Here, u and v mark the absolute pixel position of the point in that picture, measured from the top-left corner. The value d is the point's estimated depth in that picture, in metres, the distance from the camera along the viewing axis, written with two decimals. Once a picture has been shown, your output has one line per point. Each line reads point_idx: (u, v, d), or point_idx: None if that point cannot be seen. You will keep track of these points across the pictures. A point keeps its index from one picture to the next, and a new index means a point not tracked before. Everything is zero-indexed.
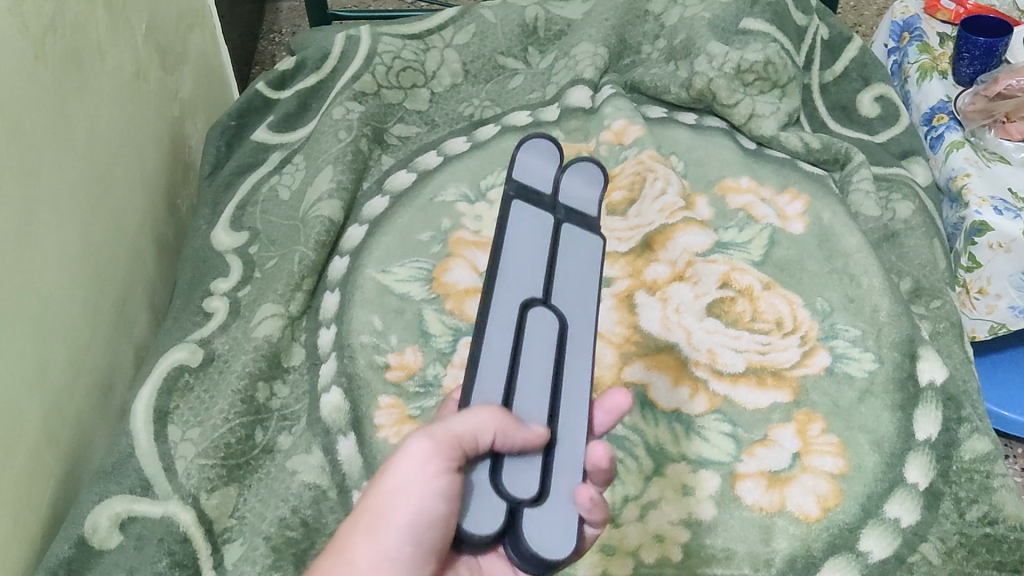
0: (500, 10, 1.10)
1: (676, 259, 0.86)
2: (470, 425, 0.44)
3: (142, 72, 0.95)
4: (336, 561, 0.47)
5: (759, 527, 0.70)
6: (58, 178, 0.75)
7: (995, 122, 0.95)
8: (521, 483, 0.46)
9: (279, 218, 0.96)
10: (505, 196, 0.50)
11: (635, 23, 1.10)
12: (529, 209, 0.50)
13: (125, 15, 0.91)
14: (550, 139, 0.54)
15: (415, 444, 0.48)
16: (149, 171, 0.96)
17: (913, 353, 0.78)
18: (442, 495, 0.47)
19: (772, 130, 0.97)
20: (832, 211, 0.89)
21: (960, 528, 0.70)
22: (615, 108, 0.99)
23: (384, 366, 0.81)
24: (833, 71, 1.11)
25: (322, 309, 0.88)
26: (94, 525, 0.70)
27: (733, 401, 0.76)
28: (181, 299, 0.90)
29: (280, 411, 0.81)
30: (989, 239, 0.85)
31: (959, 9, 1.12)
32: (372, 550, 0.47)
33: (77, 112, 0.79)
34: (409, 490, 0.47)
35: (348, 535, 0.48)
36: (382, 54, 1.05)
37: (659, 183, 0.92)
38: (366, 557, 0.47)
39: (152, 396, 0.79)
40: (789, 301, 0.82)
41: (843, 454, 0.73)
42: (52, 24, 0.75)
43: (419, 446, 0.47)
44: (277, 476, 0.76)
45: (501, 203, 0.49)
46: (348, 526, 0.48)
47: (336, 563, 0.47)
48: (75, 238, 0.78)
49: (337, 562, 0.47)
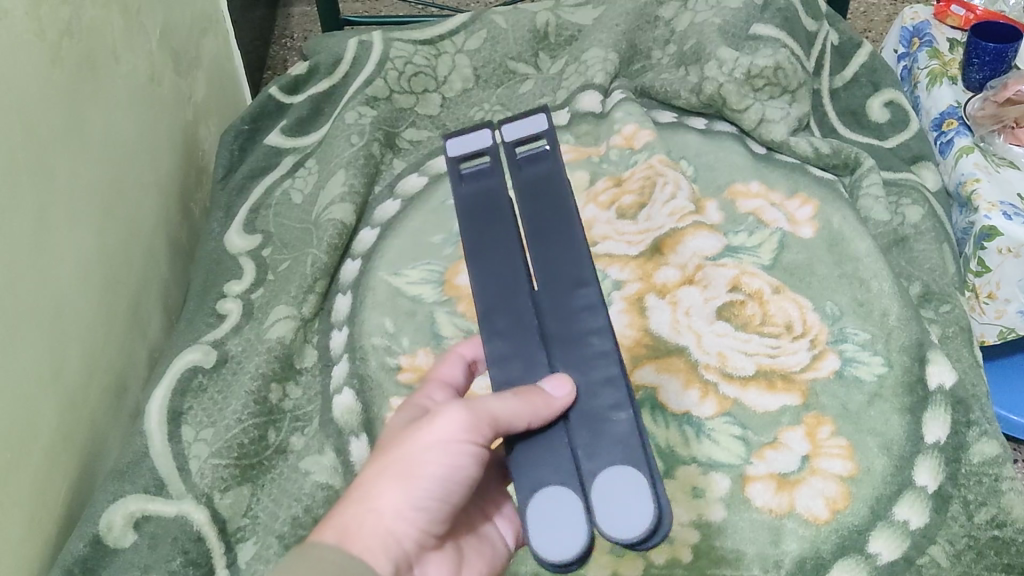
0: (512, 15, 1.11)
1: (687, 262, 0.86)
2: (510, 411, 0.50)
3: (156, 76, 0.96)
4: (361, 509, 0.49)
5: (768, 528, 0.70)
6: (73, 181, 0.76)
7: (1005, 127, 0.95)
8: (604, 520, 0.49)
9: (292, 221, 0.97)
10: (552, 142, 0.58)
11: (645, 28, 1.10)
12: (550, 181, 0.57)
13: (140, 19, 0.92)
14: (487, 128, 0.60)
15: (449, 410, 0.52)
16: (163, 174, 0.97)
17: (922, 357, 0.78)
18: (467, 457, 0.52)
19: (782, 135, 0.97)
20: (842, 215, 0.89)
21: (969, 530, 0.70)
22: (625, 113, 0.99)
23: (396, 367, 0.82)
24: (843, 76, 1.10)
25: (335, 311, 0.89)
26: (109, 524, 0.71)
27: (743, 404, 0.76)
28: (196, 301, 0.91)
29: (293, 411, 0.82)
30: (999, 244, 0.86)
31: (969, 15, 1.12)
32: (400, 500, 0.50)
33: (93, 115, 0.81)
34: (440, 449, 0.51)
35: (377, 484, 0.50)
36: (394, 60, 1.07)
37: (669, 187, 0.92)
38: (394, 507, 0.50)
39: (166, 397, 0.80)
40: (799, 305, 0.83)
41: (852, 458, 0.73)
42: (69, 29, 0.77)
43: (453, 412, 0.51)
44: (291, 476, 0.77)
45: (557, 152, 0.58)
46: (374, 476, 0.51)
47: (363, 512, 0.49)
48: (90, 239, 0.79)
49: (364, 510, 0.49)
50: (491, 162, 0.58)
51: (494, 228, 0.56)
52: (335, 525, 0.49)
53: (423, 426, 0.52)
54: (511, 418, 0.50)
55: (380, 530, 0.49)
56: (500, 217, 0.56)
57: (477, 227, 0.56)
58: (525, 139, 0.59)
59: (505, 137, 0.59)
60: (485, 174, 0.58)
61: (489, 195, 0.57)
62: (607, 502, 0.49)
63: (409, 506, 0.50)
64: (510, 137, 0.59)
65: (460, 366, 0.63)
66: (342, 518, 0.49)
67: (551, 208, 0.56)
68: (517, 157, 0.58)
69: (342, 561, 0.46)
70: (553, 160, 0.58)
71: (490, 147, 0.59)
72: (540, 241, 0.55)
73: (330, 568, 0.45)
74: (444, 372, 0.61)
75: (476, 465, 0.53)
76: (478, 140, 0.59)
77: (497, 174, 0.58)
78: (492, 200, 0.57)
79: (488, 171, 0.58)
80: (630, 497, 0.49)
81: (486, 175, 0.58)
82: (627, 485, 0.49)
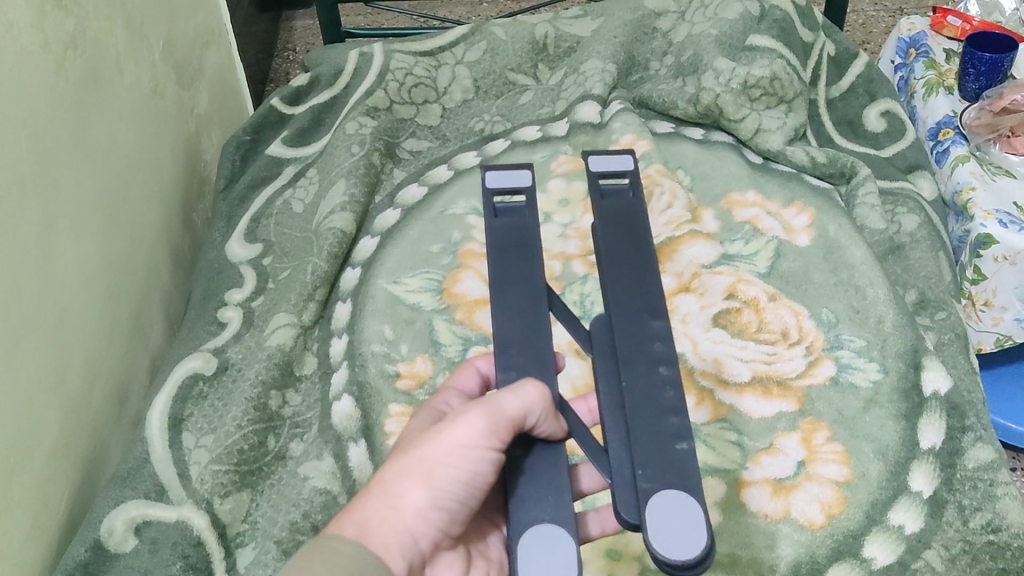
0: (511, 26, 1.11)
1: (683, 270, 0.87)
2: (523, 405, 0.51)
3: (159, 87, 0.97)
4: (382, 505, 0.50)
5: (764, 533, 0.71)
6: (76, 191, 0.77)
7: (1000, 136, 0.97)
8: (677, 546, 0.47)
9: (292, 230, 0.98)
10: (634, 185, 0.62)
11: (644, 39, 1.11)
12: (629, 228, 0.59)
13: (143, 32, 0.93)
14: (529, 171, 0.62)
15: (471, 412, 0.51)
16: (165, 184, 0.98)
17: (918, 363, 0.78)
18: (489, 463, 0.52)
19: (778, 144, 0.98)
20: (838, 224, 0.90)
21: (965, 535, 0.70)
22: (623, 124, 1.01)
23: (395, 375, 0.83)
24: (839, 87, 1.11)
25: (334, 319, 0.89)
26: (109, 529, 0.72)
27: (738, 409, 0.77)
28: (196, 309, 0.92)
29: (292, 418, 0.82)
30: (995, 251, 0.86)
31: (965, 26, 1.14)
32: (420, 499, 0.50)
33: (98, 126, 0.82)
34: (461, 454, 0.51)
35: (397, 482, 0.51)
36: (395, 71, 1.08)
37: (666, 196, 0.93)
38: (415, 504, 0.50)
39: (168, 404, 0.80)
40: (795, 312, 0.83)
41: (847, 463, 0.74)
42: (73, 40, 0.78)
43: (474, 417, 0.51)
44: (290, 482, 0.77)
45: (639, 196, 0.61)
46: (396, 475, 0.51)
47: (382, 507, 0.50)
48: (94, 248, 0.80)
49: (386, 506, 0.50)
50: (529, 199, 0.61)
51: (529, 265, 0.57)
52: (354, 520, 0.49)
53: (445, 427, 0.52)
54: (527, 413, 0.51)
55: (397, 526, 0.49)
56: (531, 263, 0.57)
57: (510, 261, 0.58)
58: (608, 174, 0.62)
59: (589, 168, 0.62)
60: (527, 219, 0.60)
61: (528, 230, 0.59)
62: (655, 520, 0.48)
63: (430, 505, 0.51)
64: (595, 168, 0.62)
65: (476, 377, 0.64)
66: (362, 513, 0.49)
67: (625, 237, 0.58)
68: (599, 188, 0.61)
69: (358, 555, 0.47)
70: (632, 196, 0.61)
71: (527, 189, 0.61)
72: (605, 265, 0.57)
73: (344, 562, 0.46)
74: (460, 381, 0.63)
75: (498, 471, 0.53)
76: (517, 179, 0.61)
77: (534, 211, 0.60)
78: (524, 242, 0.59)
79: (524, 218, 0.60)
80: (679, 525, 0.47)
81: (520, 211, 0.60)
82: (680, 517, 0.48)
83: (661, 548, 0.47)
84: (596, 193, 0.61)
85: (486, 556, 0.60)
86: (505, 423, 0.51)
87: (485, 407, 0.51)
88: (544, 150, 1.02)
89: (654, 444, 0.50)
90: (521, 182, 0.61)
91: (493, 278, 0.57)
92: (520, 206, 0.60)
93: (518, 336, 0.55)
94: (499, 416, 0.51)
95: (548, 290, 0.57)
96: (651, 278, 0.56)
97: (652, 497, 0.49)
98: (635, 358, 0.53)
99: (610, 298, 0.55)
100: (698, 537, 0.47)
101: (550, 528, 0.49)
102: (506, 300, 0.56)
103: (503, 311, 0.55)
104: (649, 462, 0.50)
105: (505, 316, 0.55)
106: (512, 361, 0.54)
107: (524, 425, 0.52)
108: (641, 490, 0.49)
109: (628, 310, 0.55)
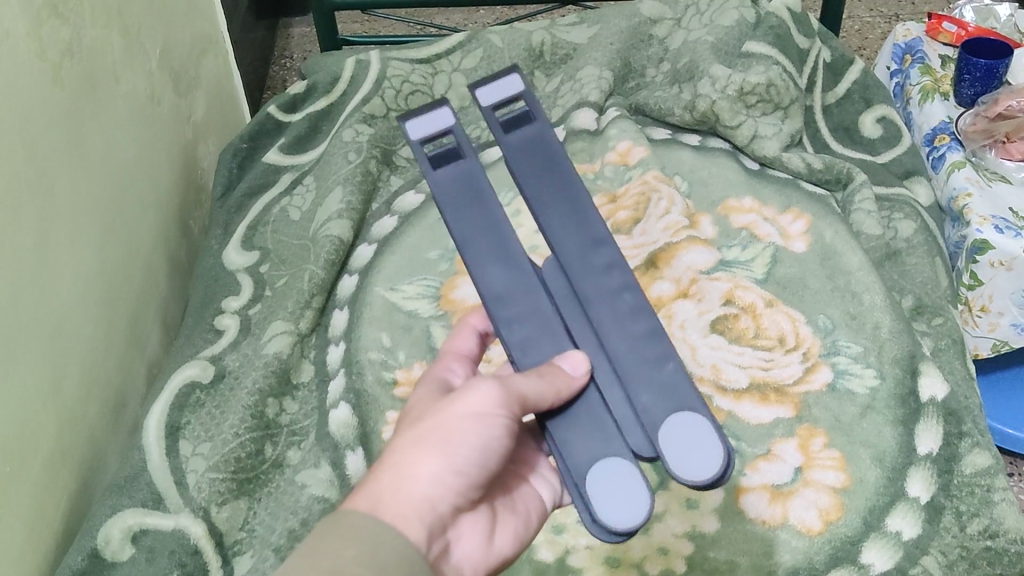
0: (508, 34, 1.12)
1: (681, 276, 0.87)
2: (533, 387, 0.52)
3: (156, 95, 0.97)
4: (398, 476, 0.48)
5: (762, 540, 0.71)
6: (72, 199, 0.77)
7: (995, 142, 0.97)
8: (706, 460, 0.53)
9: (290, 237, 0.98)
10: (537, 110, 0.57)
11: (640, 47, 1.11)
12: (554, 163, 0.57)
13: (140, 40, 0.94)
14: (444, 107, 0.57)
15: (482, 384, 0.51)
16: (162, 191, 0.98)
17: (914, 369, 0.79)
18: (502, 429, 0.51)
19: (774, 151, 0.98)
20: (835, 229, 0.90)
21: (962, 541, 0.70)
22: (620, 130, 1.00)
23: (393, 382, 0.83)
24: (835, 93, 1.11)
25: (332, 326, 0.89)
26: (107, 538, 0.72)
27: (736, 416, 0.78)
28: (194, 317, 0.92)
29: (290, 426, 0.82)
30: (991, 257, 0.87)
31: (961, 32, 1.14)
32: (437, 466, 0.49)
33: (94, 134, 0.82)
34: (474, 422, 0.51)
35: (411, 452, 0.50)
36: (391, 78, 1.08)
37: (663, 203, 0.93)
38: (431, 471, 0.49)
39: (164, 412, 0.80)
40: (791, 318, 0.83)
41: (844, 469, 0.74)
42: (69, 49, 0.78)
43: (486, 388, 0.51)
44: (287, 490, 0.77)
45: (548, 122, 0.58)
46: (409, 445, 0.50)
47: (397, 478, 0.48)
48: (89, 256, 0.80)
49: (401, 475, 0.49)
50: (457, 143, 0.57)
51: (488, 217, 0.56)
52: (367, 494, 0.48)
53: (456, 397, 0.51)
54: (537, 392, 0.52)
55: (415, 495, 0.48)
56: (487, 212, 0.56)
57: (466, 215, 0.56)
58: (506, 101, 0.57)
59: (483, 103, 0.57)
60: (464, 162, 0.57)
61: (471, 175, 0.57)
62: (675, 451, 0.53)
63: (447, 471, 0.50)
64: (487, 101, 0.57)
65: (473, 338, 0.63)
66: (375, 486, 0.48)
67: (548, 173, 0.57)
68: (501, 124, 0.57)
69: (375, 526, 0.45)
70: (537, 122, 0.58)
71: (450, 131, 0.56)
72: (532, 207, 0.57)
73: (364, 535, 0.44)
74: (459, 344, 0.62)
75: (511, 435, 0.53)
76: (437, 122, 0.56)
77: (466, 154, 0.57)
78: (472, 191, 0.56)
79: (457, 163, 0.57)
80: (689, 431, 0.54)
81: (458, 156, 0.57)
82: (692, 436, 0.54)
83: (691, 473, 0.52)
84: (506, 129, 0.57)
85: (513, 510, 0.59)
86: (516, 399, 0.51)
87: (497, 380, 0.51)
88: None
89: (644, 377, 0.56)
90: (441, 124, 0.56)
91: (454, 236, 0.56)
92: (452, 151, 0.57)
93: (506, 290, 0.56)
94: (512, 391, 0.51)
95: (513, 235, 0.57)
96: (590, 211, 0.57)
97: (666, 433, 0.54)
98: (599, 297, 0.56)
99: (562, 243, 0.56)
100: (714, 435, 0.53)
101: (601, 479, 0.53)
102: (478, 259, 0.56)
103: (480, 268, 0.56)
104: (654, 411, 0.55)
105: (484, 272, 0.56)
106: (510, 313, 0.56)
107: (535, 403, 0.52)
108: (646, 424, 0.55)
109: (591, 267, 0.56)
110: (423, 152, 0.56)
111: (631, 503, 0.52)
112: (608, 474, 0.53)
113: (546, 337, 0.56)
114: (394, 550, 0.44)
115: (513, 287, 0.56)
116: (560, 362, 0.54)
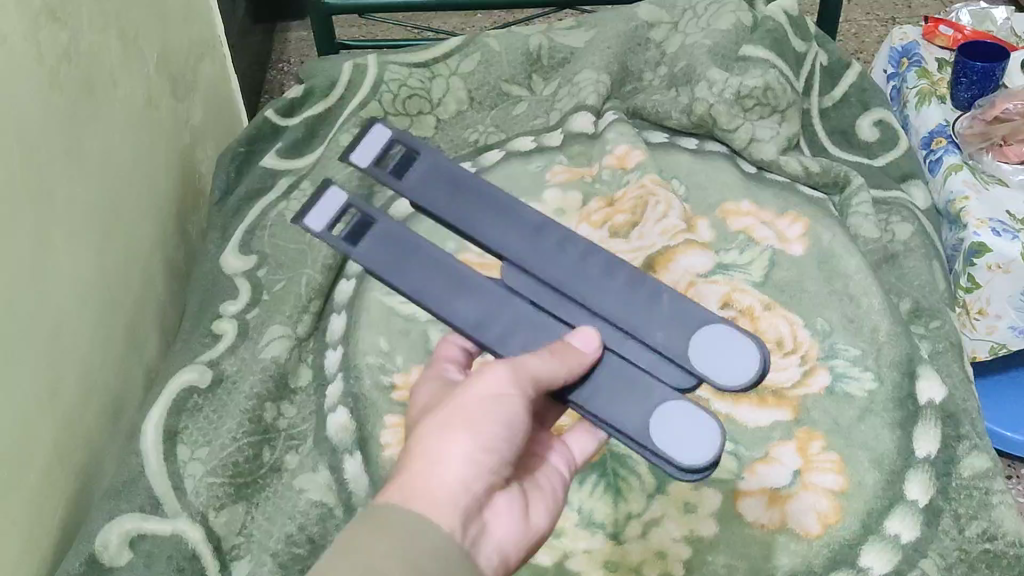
0: (505, 38, 1.12)
1: (679, 280, 0.87)
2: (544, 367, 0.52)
3: (153, 99, 0.97)
4: (425, 465, 0.48)
5: (759, 543, 0.71)
6: (69, 203, 0.77)
7: (992, 144, 0.98)
8: (743, 362, 0.54)
9: (286, 241, 0.96)
10: (413, 146, 0.63)
11: (637, 50, 1.11)
12: (454, 179, 0.62)
13: (137, 44, 0.94)
14: (332, 187, 0.62)
15: (491, 368, 0.52)
16: (160, 195, 0.98)
17: (912, 372, 0.79)
18: (523, 406, 0.51)
19: (771, 154, 0.98)
20: (832, 232, 0.90)
21: (960, 544, 0.70)
22: (617, 134, 1.00)
23: (391, 386, 0.83)
24: (832, 97, 1.11)
25: (329, 332, 0.88)
26: (105, 542, 0.72)
27: (733, 419, 0.77)
28: (192, 322, 0.92)
29: (288, 430, 0.82)
30: (989, 260, 0.87)
31: (957, 35, 1.15)
32: (464, 451, 0.49)
33: (92, 138, 0.82)
34: (491, 405, 0.51)
35: (435, 442, 0.50)
36: (390, 82, 1.09)
37: (661, 207, 0.93)
38: (458, 455, 0.49)
39: (162, 417, 0.80)
40: (789, 321, 0.83)
41: (843, 471, 0.74)
42: (67, 53, 0.78)
43: (496, 372, 0.51)
44: (285, 494, 0.77)
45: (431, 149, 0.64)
46: (431, 436, 0.50)
47: (425, 466, 0.48)
48: (87, 260, 0.79)
49: (427, 464, 0.48)
50: (361, 209, 0.61)
51: (430, 258, 0.59)
52: (399, 489, 0.47)
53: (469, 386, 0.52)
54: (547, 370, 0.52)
55: (447, 480, 0.48)
56: (423, 254, 0.59)
57: (405, 268, 0.59)
58: (380, 154, 0.63)
59: (361, 164, 0.63)
60: (375, 217, 0.61)
61: (388, 232, 0.60)
62: (713, 371, 0.54)
63: (476, 453, 0.49)
64: (364, 160, 0.63)
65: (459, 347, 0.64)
66: (403, 480, 0.48)
67: (453, 189, 0.62)
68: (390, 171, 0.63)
69: (407, 519, 0.45)
70: (416, 152, 0.63)
71: (348, 203, 0.61)
72: (460, 226, 0.61)
73: (397, 530, 0.44)
74: (446, 352, 0.63)
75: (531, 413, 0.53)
76: (334, 202, 0.61)
77: (373, 211, 0.61)
78: (400, 241, 0.60)
79: (372, 221, 0.61)
80: (712, 344, 0.55)
81: (368, 222, 0.61)
82: (720, 349, 0.55)
83: (737, 380, 0.53)
84: (395, 175, 0.63)
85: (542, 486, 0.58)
86: (528, 377, 0.52)
87: (506, 363, 0.52)
88: (539, 161, 1.01)
89: (652, 321, 0.57)
90: (338, 201, 0.61)
91: (408, 293, 0.59)
92: (359, 215, 0.61)
93: (480, 311, 0.58)
94: (523, 372, 0.52)
95: (458, 262, 0.60)
96: (512, 203, 0.61)
97: (699, 359, 0.55)
98: (568, 275, 0.58)
99: (507, 241, 0.60)
100: (738, 336, 0.55)
101: (660, 429, 0.54)
102: (441, 299, 0.58)
103: (448, 303, 0.58)
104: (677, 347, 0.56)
105: (453, 308, 0.58)
106: (494, 331, 0.58)
107: (548, 381, 0.53)
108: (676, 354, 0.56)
109: (545, 250, 0.59)
110: (332, 232, 0.60)
111: (699, 440, 0.53)
112: (664, 423, 0.54)
113: (538, 335, 0.58)
114: (430, 539, 0.44)
115: (488, 305, 0.58)
116: (570, 339, 0.55)
